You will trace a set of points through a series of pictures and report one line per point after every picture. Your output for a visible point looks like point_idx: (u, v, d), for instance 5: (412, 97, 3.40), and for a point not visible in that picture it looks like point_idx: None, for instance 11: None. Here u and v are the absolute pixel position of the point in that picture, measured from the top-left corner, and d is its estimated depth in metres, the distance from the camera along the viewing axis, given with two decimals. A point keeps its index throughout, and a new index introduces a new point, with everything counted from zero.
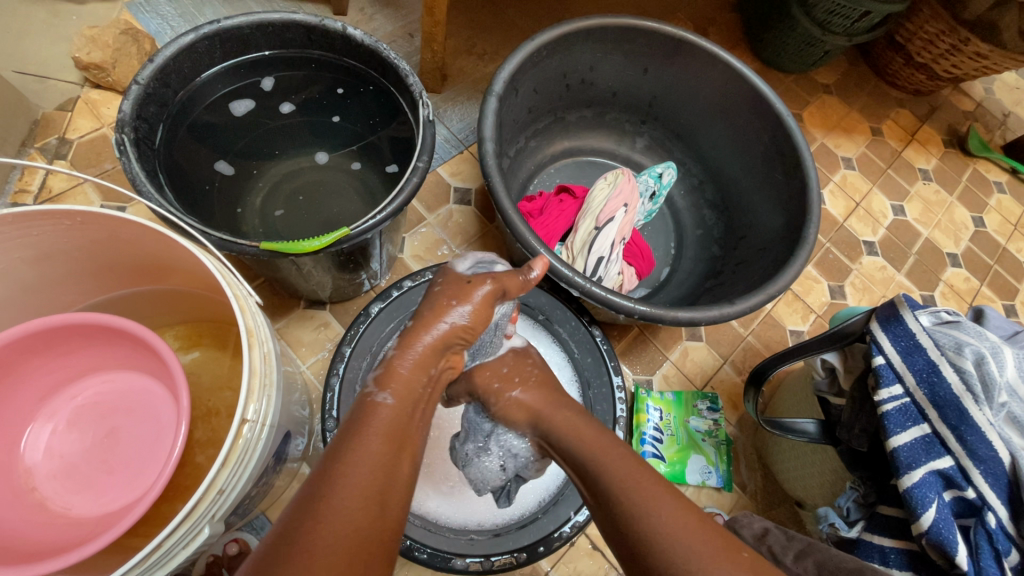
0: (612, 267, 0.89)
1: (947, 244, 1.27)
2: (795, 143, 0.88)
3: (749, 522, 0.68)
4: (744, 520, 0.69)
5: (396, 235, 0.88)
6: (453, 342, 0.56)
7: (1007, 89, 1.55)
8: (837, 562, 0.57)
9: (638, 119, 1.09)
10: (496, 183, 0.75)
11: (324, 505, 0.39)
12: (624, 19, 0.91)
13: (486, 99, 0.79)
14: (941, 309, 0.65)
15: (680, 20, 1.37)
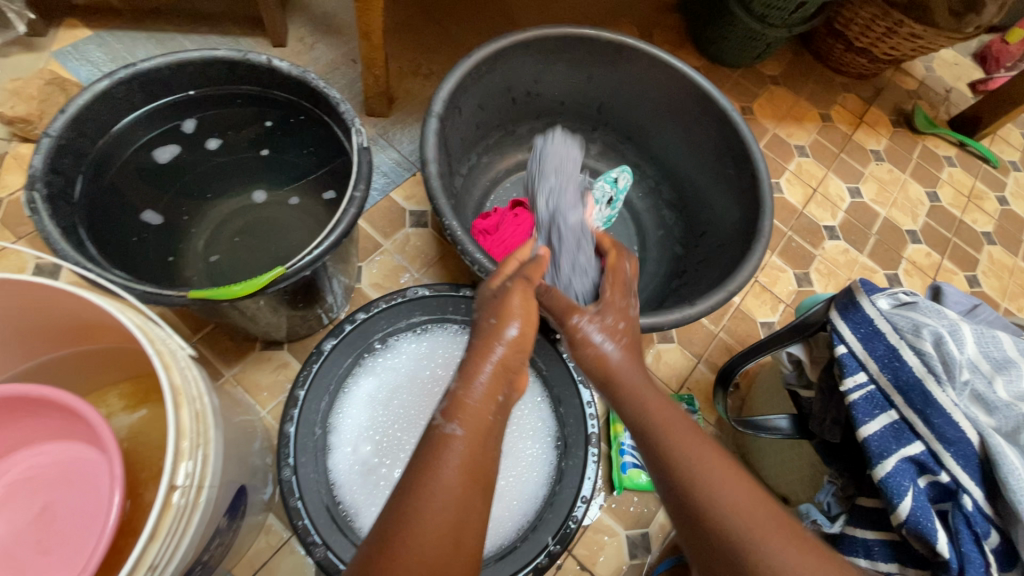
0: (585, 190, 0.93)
1: (905, 222, 1.29)
2: (743, 139, 0.88)
3: None
4: None
5: (350, 265, 0.86)
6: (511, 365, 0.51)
7: (945, 67, 1.61)
8: None
9: (589, 126, 1.08)
10: (442, 205, 0.73)
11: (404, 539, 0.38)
12: (563, 29, 0.90)
13: (426, 120, 0.76)
14: (899, 291, 0.65)
15: (625, 24, 1.39)
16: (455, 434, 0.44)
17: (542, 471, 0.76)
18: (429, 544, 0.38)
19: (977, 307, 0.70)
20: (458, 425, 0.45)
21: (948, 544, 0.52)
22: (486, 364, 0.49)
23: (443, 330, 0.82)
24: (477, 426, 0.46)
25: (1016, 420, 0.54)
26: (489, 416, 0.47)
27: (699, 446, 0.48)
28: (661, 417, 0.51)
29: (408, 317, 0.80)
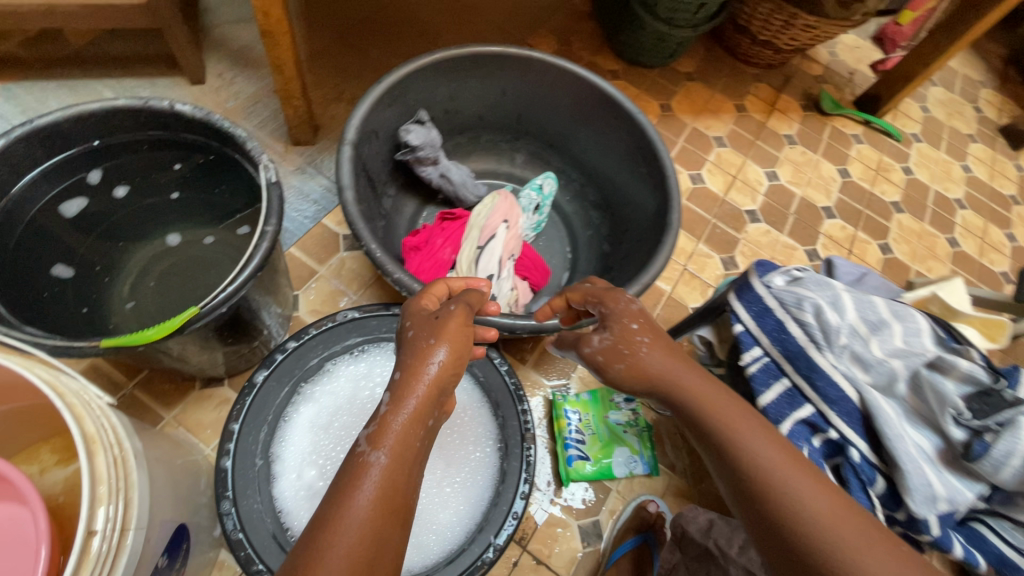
0: (423, 134, 0.94)
1: (820, 199, 1.37)
2: (650, 140, 0.93)
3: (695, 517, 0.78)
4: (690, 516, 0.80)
5: (283, 295, 0.87)
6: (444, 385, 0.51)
7: (847, 51, 1.72)
8: None
9: (512, 137, 1.12)
10: (361, 229, 0.75)
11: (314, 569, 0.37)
12: (471, 48, 0.93)
13: (340, 148, 0.79)
14: (792, 268, 0.71)
15: (543, 35, 1.45)
16: (377, 461, 0.44)
17: (485, 473, 0.79)
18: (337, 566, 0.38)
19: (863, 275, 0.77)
20: (383, 453, 0.44)
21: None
22: (418, 386, 0.48)
23: (379, 349, 0.84)
24: (404, 450, 0.45)
25: (887, 376, 0.61)
26: (415, 442, 0.46)
27: (772, 454, 0.46)
28: (730, 422, 0.49)
29: (342, 340, 0.83)
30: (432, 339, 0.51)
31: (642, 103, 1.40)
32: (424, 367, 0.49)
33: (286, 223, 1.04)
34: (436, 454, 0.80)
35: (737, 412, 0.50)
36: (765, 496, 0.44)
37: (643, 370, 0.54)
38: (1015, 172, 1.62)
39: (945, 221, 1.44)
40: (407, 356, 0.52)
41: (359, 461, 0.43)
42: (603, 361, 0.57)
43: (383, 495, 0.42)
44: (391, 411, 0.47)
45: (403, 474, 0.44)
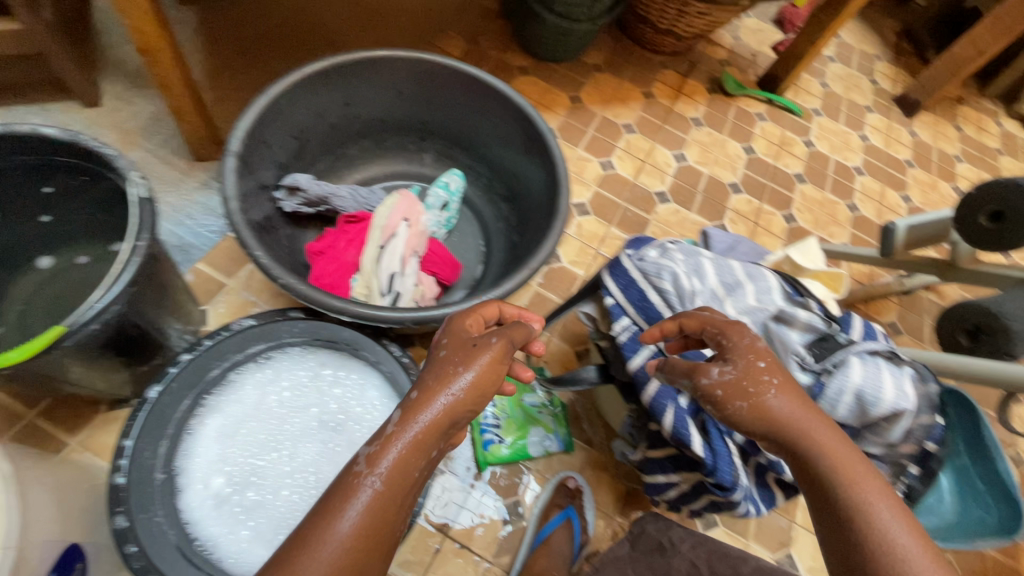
0: (298, 198, 0.97)
1: (727, 176, 1.44)
2: (540, 131, 0.97)
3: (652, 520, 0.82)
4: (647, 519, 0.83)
5: (184, 310, 0.87)
6: (458, 418, 0.50)
7: (750, 34, 1.81)
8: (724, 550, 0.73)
9: (417, 137, 1.14)
10: (245, 236, 0.76)
11: None
12: (358, 54, 0.94)
13: (224, 159, 0.80)
14: (665, 241, 0.75)
15: (451, 36, 1.48)
16: (371, 487, 0.44)
17: None
18: None
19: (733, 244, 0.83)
20: (379, 478, 0.45)
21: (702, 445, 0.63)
22: (430, 410, 0.48)
23: (284, 354, 0.85)
24: (399, 479, 0.45)
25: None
26: (415, 472, 0.46)
27: (895, 519, 0.42)
28: (854, 477, 0.45)
29: (245, 348, 0.83)
30: (459, 367, 0.51)
31: (552, 96, 1.45)
32: (441, 394, 0.50)
33: (192, 239, 1.03)
34: (346, 450, 0.82)
35: (859, 465, 0.45)
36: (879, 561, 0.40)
37: (764, 407, 0.48)
38: (910, 139, 1.74)
39: (845, 188, 1.53)
40: (430, 375, 0.52)
41: (354, 483, 0.44)
42: (721, 399, 0.49)
43: (367, 524, 0.43)
44: (397, 433, 0.47)
45: (392, 502, 0.44)
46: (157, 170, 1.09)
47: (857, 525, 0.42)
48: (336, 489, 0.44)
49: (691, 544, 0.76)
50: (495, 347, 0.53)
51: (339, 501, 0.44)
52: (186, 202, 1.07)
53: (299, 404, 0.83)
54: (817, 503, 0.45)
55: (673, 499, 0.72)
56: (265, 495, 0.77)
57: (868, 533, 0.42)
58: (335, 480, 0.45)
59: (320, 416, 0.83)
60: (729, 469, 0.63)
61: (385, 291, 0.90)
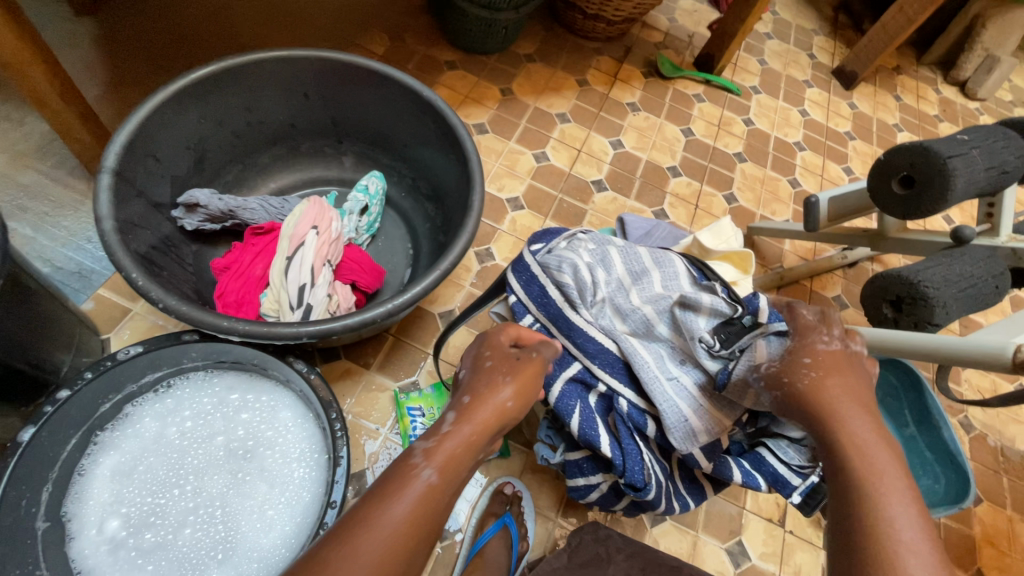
0: (199, 215, 0.92)
1: (666, 160, 1.42)
2: (451, 125, 0.93)
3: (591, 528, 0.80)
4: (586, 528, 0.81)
5: (74, 341, 0.81)
6: (503, 424, 0.53)
7: (686, 15, 1.79)
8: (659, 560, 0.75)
9: (333, 141, 1.09)
10: (121, 258, 0.70)
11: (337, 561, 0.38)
12: (250, 55, 0.89)
13: (98, 177, 0.74)
14: (577, 231, 0.73)
15: (374, 33, 1.42)
16: (427, 477, 0.45)
17: (307, 490, 0.76)
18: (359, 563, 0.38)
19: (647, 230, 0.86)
20: (433, 470, 0.46)
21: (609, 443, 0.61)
22: (484, 412, 0.52)
23: (187, 381, 0.80)
24: (449, 469, 0.47)
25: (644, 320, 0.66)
26: (464, 470, 0.49)
27: (910, 521, 0.39)
28: (875, 470, 0.42)
29: (139, 378, 0.77)
30: (506, 376, 0.56)
31: (482, 90, 1.40)
32: (492, 398, 0.53)
33: (92, 264, 0.97)
34: (257, 478, 0.77)
35: (891, 465, 0.42)
36: (883, 548, 0.38)
37: (814, 387, 0.48)
38: (849, 111, 1.73)
39: (786, 165, 1.52)
40: (479, 382, 0.56)
41: (410, 470, 0.45)
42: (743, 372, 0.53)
43: (419, 510, 0.43)
44: (450, 432, 0.50)
45: (446, 492, 0.46)
46: (52, 194, 1.02)
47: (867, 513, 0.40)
48: (393, 474, 0.45)
49: (627, 553, 0.76)
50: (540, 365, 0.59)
51: (398, 487, 0.44)
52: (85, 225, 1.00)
53: (204, 433, 0.78)
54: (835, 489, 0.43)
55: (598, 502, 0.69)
56: (166, 535, 0.72)
57: (875, 523, 0.39)
58: (389, 469, 0.47)
59: (227, 444, 0.78)
60: (640, 469, 0.60)
61: (294, 304, 0.85)
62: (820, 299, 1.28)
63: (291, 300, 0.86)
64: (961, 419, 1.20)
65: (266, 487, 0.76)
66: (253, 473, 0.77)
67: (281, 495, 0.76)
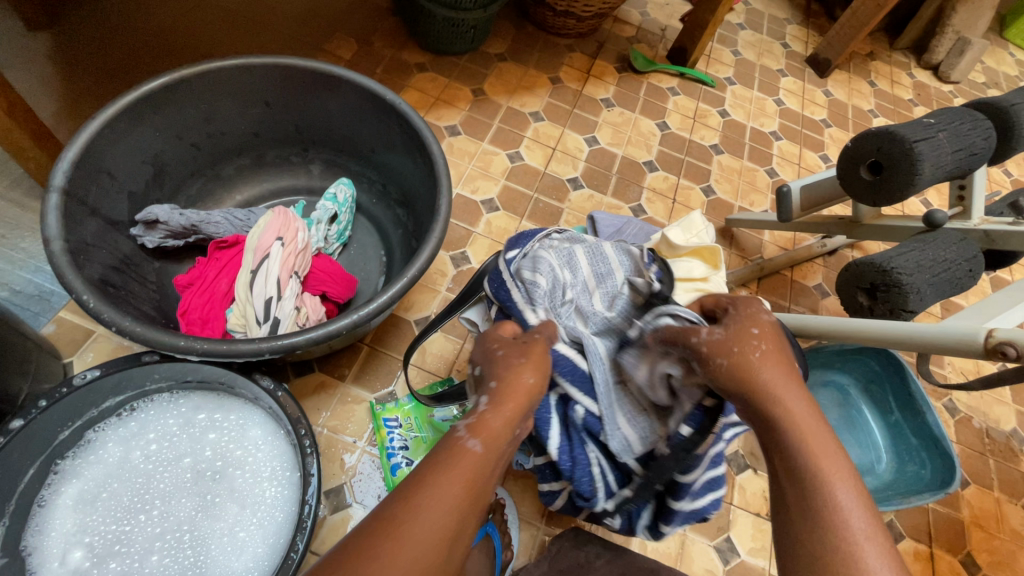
0: (160, 232, 0.89)
1: (641, 155, 1.41)
2: (416, 128, 0.91)
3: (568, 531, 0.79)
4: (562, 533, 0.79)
5: (31, 366, 0.78)
6: (534, 401, 0.50)
7: (658, 8, 1.78)
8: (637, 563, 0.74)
9: (299, 149, 1.07)
10: (71, 280, 0.67)
11: (394, 539, 0.36)
12: (204, 65, 0.86)
13: (45, 196, 0.71)
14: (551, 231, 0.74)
15: (341, 38, 1.40)
16: (473, 448, 0.42)
17: (280, 510, 0.74)
18: (416, 549, 0.36)
19: (617, 226, 0.87)
20: (479, 442, 0.43)
21: (560, 441, 0.62)
22: (514, 395, 0.48)
23: (151, 403, 0.78)
24: (493, 442, 0.44)
25: (600, 320, 0.67)
26: (506, 448, 0.45)
27: (854, 505, 0.38)
28: (820, 452, 0.41)
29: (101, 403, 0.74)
30: (520, 358, 0.52)
31: (453, 91, 1.39)
32: (519, 379, 0.49)
33: (53, 286, 0.94)
34: (227, 500, 0.74)
35: (831, 442, 0.42)
36: (820, 520, 0.38)
37: (749, 367, 0.46)
38: (824, 98, 1.73)
39: (762, 155, 1.51)
40: (504, 361, 0.52)
41: (456, 445, 0.43)
42: (708, 350, 0.49)
43: (471, 482, 0.41)
44: (489, 411, 0.46)
45: (487, 473, 0.42)
46: (9, 215, 0.99)
47: (816, 496, 0.39)
48: (438, 451, 0.42)
49: (604, 557, 0.75)
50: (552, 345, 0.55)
51: (444, 466, 0.41)
52: None
53: (170, 455, 0.76)
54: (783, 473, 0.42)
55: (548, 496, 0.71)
56: (131, 564, 0.69)
57: (823, 505, 0.38)
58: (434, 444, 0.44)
59: (195, 466, 0.76)
60: (588, 483, 0.64)
61: (261, 319, 0.83)
62: (801, 288, 1.28)
63: (258, 315, 0.83)
64: (945, 402, 1.20)
65: (237, 509, 0.74)
66: (224, 496, 0.74)
67: (254, 517, 0.73)
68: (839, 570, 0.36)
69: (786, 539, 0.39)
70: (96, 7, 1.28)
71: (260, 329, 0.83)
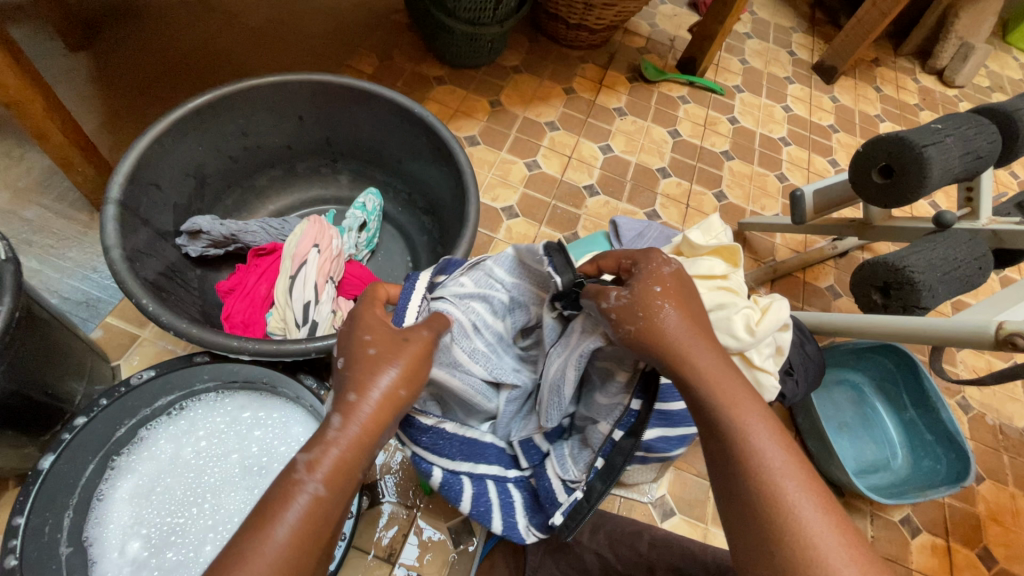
0: (203, 241, 0.94)
1: (654, 161, 1.45)
2: (443, 139, 0.96)
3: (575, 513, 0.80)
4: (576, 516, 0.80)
5: (85, 368, 0.82)
6: (400, 408, 0.45)
7: (667, 19, 1.83)
8: (622, 530, 0.76)
9: (328, 161, 1.12)
10: (131, 285, 0.72)
11: None
12: (244, 83, 0.91)
13: (104, 208, 0.76)
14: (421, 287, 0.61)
15: (363, 53, 1.45)
16: (310, 491, 0.38)
17: None
18: None
19: (640, 229, 0.92)
20: (321, 481, 0.39)
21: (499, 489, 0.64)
22: (363, 411, 0.42)
23: (199, 402, 0.82)
24: (339, 476, 0.40)
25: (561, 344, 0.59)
26: (357, 465, 0.41)
27: (765, 446, 0.42)
28: (734, 405, 0.43)
29: (154, 402, 0.79)
30: (385, 359, 0.45)
31: (471, 103, 1.44)
32: (369, 395, 0.43)
33: (99, 293, 0.99)
34: None
35: (739, 392, 0.44)
36: (750, 469, 0.41)
37: (655, 335, 0.47)
38: (831, 104, 1.77)
39: (772, 160, 1.55)
40: (362, 356, 0.46)
41: (294, 488, 0.38)
42: (618, 317, 0.49)
43: (304, 528, 0.37)
44: (338, 434, 0.41)
45: (335, 498, 0.39)
46: (56, 226, 1.04)
47: (735, 452, 0.42)
48: (271, 493, 0.38)
49: (593, 529, 0.76)
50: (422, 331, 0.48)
51: (278, 508, 0.37)
52: (90, 255, 1.03)
53: (218, 451, 0.80)
54: (706, 435, 0.44)
55: (471, 512, 0.63)
56: (187, 553, 0.73)
57: (743, 457, 0.41)
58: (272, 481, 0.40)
59: (241, 462, 0.80)
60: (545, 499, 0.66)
61: (299, 321, 0.87)
62: (813, 289, 1.31)
63: (297, 317, 0.88)
64: (958, 399, 1.23)
65: None
66: (270, 490, 0.78)
67: None
68: (768, 508, 0.39)
69: (723, 495, 0.42)
70: (132, 27, 1.34)
71: (299, 330, 0.87)
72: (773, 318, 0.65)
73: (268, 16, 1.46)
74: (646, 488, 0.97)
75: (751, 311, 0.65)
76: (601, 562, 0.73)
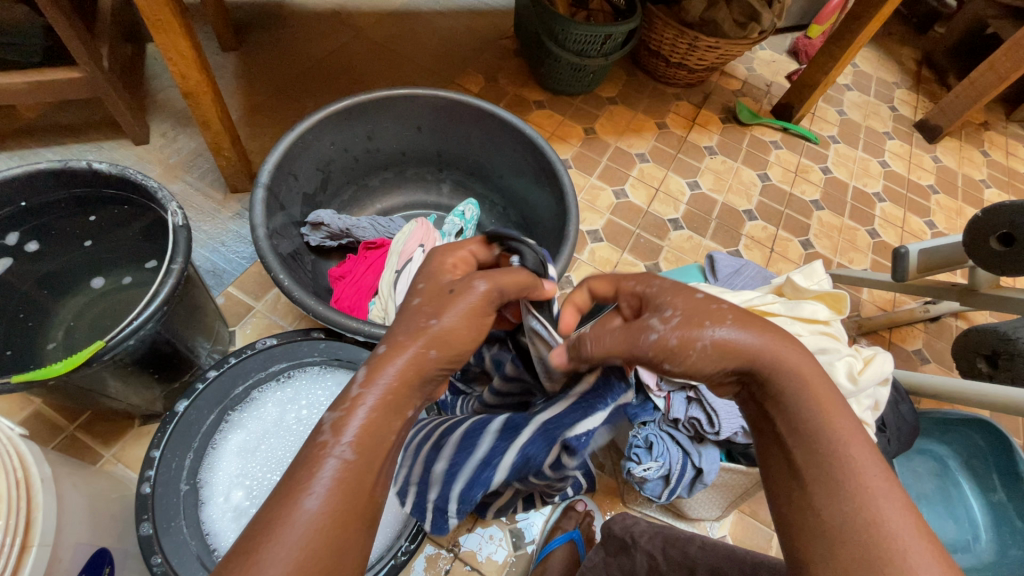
0: (323, 232, 1.04)
1: (741, 203, 1.45)
2: (549, 160, 1.01)
3: (622, 518, 0.77)
4: (619, 519, 0.78)
5: (215, 328, 0.93)
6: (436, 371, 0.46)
7: (765, 65, 1.84)
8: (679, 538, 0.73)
9: (434, 169, 1.20)
10: (270, 260, 0.81)
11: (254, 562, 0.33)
12: (377, 93, 1.02)
13: (254, 190, 0.87)
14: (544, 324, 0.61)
15: (470, 73, 1.55)
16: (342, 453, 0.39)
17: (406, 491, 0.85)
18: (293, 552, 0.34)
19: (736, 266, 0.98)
20: (349, 447, 0.39)
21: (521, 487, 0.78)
22: (399, 359, 0.44)
23: (303, 373, 0.90)
24: (380, 432, 0.41)
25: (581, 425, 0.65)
26: (390, 430, 0.42)
27: (853, 473, 0.42)
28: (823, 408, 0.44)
29: (267, 367, 0.88)
30: (430, 312, 0.48)
31: (566, 128, 1.50)
32: (413, 344, 0.45)
33: (225, 265, 1.11)
34: None
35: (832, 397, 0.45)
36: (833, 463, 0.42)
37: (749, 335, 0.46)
38: (933, 164, 1.71)
39: (864, 215, 1.52)
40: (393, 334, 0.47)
41: (321, 453, 0.39)
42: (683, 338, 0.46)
43: (346, 484, 0.38)
44: (363, 393, 0.42)
45: (371, 462, 0.40)
46: (196, 202, 1.18)
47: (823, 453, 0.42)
48: (299, 460, 0.39)
49: (649, 534, 0.72)
50: (437, 335, 0.46)
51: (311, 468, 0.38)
52: (220, 230, 1.15)
53: (316, 421, 0.87)
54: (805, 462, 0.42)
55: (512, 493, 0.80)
56: None
57: (830, 460, 0.42)
58: None
59: None
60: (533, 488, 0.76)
61: (401, 313, 0.94)
62: (900, 351, 1.26)
63: (400, 311, 0.94)
64: None
65: None
66: None
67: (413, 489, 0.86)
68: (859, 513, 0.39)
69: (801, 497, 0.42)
70: (273, 33, 1.50)
71: (399, 321, 0.94)
72: (876, 371, 0.67)
73: (389, 32, 1.59)
74: (708, 526, 0.97)
75: (853, 359, 0.68)
76: (652, 565, 0.69)
